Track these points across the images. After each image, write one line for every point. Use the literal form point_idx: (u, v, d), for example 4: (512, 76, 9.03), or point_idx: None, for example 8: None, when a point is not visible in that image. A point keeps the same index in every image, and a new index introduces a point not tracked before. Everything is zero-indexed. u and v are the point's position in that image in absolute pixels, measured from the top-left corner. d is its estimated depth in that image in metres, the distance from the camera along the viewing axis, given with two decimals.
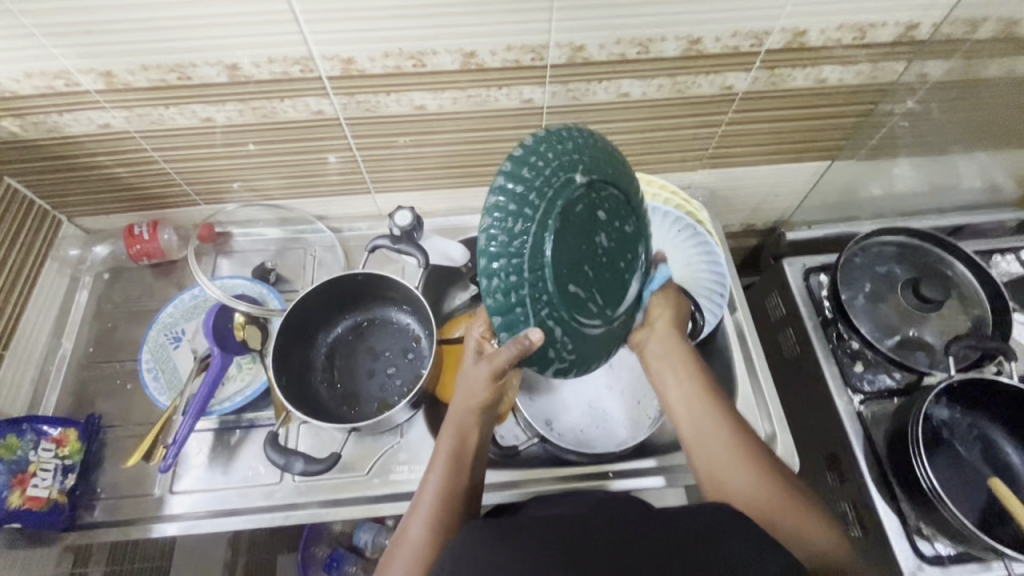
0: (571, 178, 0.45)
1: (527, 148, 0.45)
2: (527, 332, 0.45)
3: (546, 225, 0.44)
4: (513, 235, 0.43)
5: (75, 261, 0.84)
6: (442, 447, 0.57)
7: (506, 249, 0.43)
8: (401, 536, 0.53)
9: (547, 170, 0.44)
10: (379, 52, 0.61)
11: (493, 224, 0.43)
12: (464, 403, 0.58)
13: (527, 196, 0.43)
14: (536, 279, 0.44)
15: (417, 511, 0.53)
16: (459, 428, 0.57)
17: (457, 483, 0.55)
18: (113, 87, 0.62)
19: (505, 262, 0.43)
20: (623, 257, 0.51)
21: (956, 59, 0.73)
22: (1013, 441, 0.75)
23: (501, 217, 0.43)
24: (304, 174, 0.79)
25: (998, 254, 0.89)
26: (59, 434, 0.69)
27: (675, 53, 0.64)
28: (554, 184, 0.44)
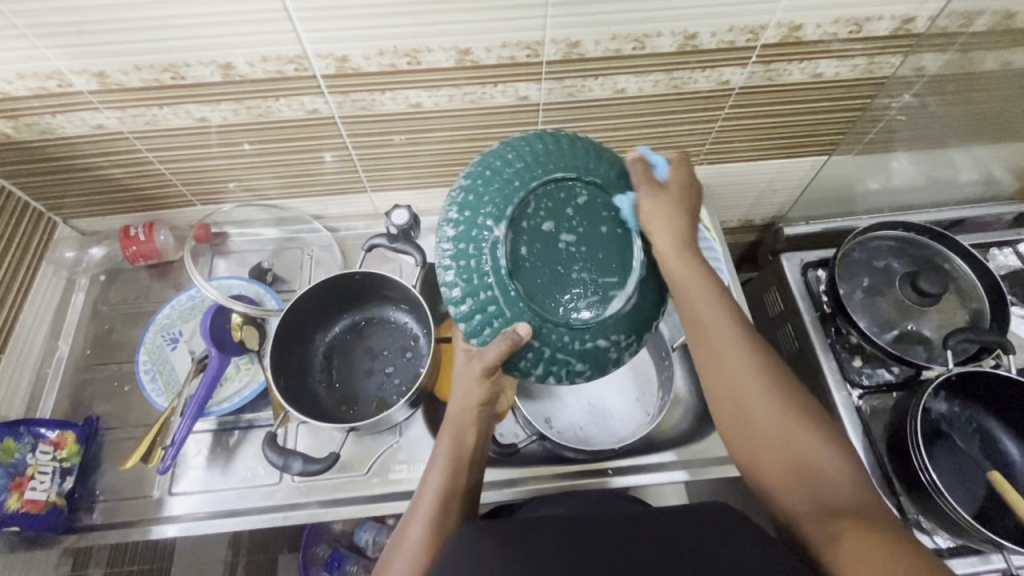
0: (497, 212, 0.46)
1: (450, 217, 0.47)
2: (524, 332, 0.45)
3: (495, 258, 0.45)
4: (476, 290, 0.45)
5: (71, 263, 0.83)
6: (441, 452, 0.58)
7: (477, 300, 0.45)
8: (399, 539, 0.53)
9: (471, 214, 0.46)
10: (374, 50, 0.60)
11: (456, 293, 0.46)
12: (460, 405, 0.58)
13: (470, 254, 0.45)
14: (521, 306, 0.45)
15: (416, 515, 0.54)
16: (458, 433, 0.58)
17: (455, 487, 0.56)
18: (106, 88, 0.62)
19: (483, 313, 0.45)
20: (592, 219, 0.47)
21: (953, 52, 0.72)
22: (1011, 433, 0.76)
23: (458, 285, 0.46)
24: (300, 174, 0.79)
25: (995, 247, 0.89)
26: (57, 436, 0.69)
27: (671, 48, 0.64)
28: (485, 223, 0.45)
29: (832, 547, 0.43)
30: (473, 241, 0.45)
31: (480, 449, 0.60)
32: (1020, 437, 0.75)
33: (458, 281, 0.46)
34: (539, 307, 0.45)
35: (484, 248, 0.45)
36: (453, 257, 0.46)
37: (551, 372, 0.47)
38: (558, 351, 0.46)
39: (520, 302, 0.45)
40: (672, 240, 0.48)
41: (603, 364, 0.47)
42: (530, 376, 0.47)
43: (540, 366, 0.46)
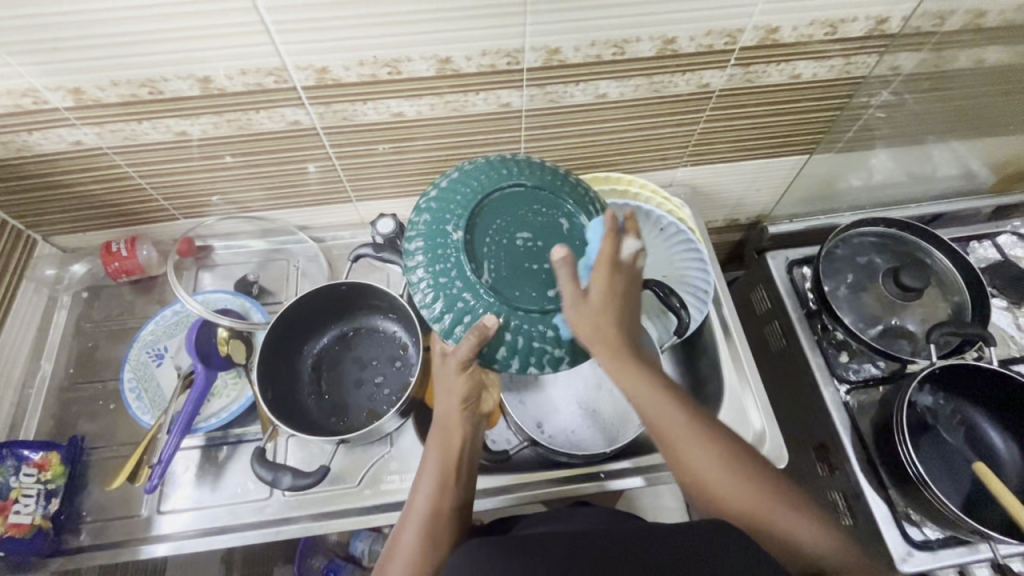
0: (449, 231, 0.52)
1: (412, 241, 0.53)
2: (485, 322, 0.49)
3: (458, 262, 0.51)
4: (447, 298, 0.51)
5: (51, 280, 0.82)
6: (429, 459, 0.57)
7: (451, 302, 0.51)
8: (393, 548, 0.53)
9: (430, 235, 0.52)
10: (354, 60, 0.60)
11: (429, 303, 0.52)
12: (445, 408, 0.57)
13: (434, 269, 0.51)
14: (490, 300, 0.50)
15: (408, 524, 0.54)
16: (445, 440, 0.57)
17: (447, 494, 0.56)
18: (82, 104, 0.61)
19: (458, 315, 0.51)
20: (535, 218, 0.52)
21: (926, 52, 0.74)
22: (995, 425, 0.77)
23: (429, 297, 0.52)
24: (284, 185, 0.78)
25: (975, 241, 0.92)
26: (41, 458, 0.67)
27: (650, 53, 0.65)
28: (449, 233, 0.51)
29: None
30: (439, 250, 0.51)
31: (472, 454, 0.59)
32: (1003, 428, 0.76)
33: (429, 298, 0.52)
34: (507, 297, 0.50)
35: (449, 255, 0.51)
36: (424, 266, 0.52)
37: (530, 359, 0.51)
38: (531, 340, 0.50)
39: (486, 298, 0.50)
40: (607, 338, 0.49)
41: (579, 348, 0.52)
42: (509, 367, 0.51)
43: (516, 359, 0.51)
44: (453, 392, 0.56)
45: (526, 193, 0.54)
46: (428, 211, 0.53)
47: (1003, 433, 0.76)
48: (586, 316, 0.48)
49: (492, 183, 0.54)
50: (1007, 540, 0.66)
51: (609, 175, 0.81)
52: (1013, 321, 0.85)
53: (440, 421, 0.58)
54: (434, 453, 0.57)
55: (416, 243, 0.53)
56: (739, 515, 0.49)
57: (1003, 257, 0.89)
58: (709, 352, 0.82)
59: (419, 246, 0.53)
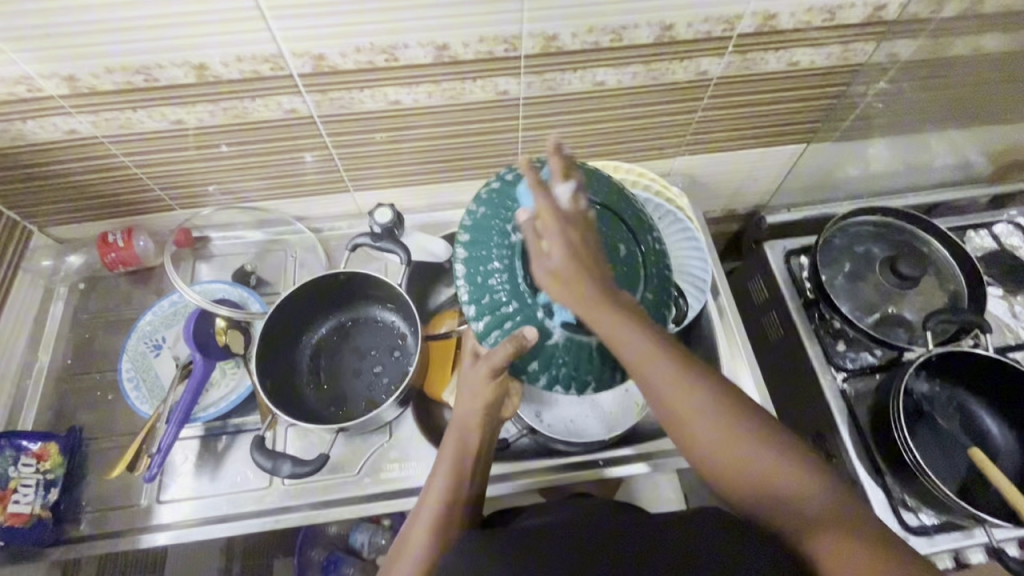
0: (505, 231, 0.51)
1: (463, 230, 0.53)
2: (523, 332, 0.49)
3: (508, 267, 0.50)
4: (490, 300, 0.51)
5: (48, 272, 0.82)
6: (443, 456, 0.58)
7: (490, 304, 0.51)
8: (403, 543, 0.54)
9: (484, 233, 0.52)
10: (350, 47, 0.60)
11: (470, 299, 0.52)
12: (465, 410, 0.58)
13: (481, 267, 0.51)
14: (534, 310, 0.50)
15: (418, 516, 0.55)
16: (460, 438, 0.58)
17: (458, 489, 0.56)
18: (77, 92, 0.61)
19: (496, 318, 0.51)
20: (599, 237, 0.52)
21: (924, 39, 0.74)
22: (990, 411, 0.78)
23: (471, 293, 0.51)
24: (281, 175, 0.78)
25: (972, 230, 0.91)
26: (39, 448, 0.68)
27: (648, 40, 0.65)
28: (503, 233, 0.51)
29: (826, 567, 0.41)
30: (489, 248, 0.51)
31: (486, 454, 0.60)
32: (998, 414, 0.77)
33: (472, 296, 0.51)
34: (549, 311, 0.50)
35: (499, 255, 0.51)
36: (471, 261, 0.51)
37: (560, 375, 0.51)
38: (566, 357, 0.50)
39: (534, 307, 0.50)
40: (576, 290, 0.44)
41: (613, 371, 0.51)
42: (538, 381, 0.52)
43: (545, 375, 0.51)
44: (477, 394, 0.57)
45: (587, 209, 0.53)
46: (483, 204, 0.53)
47: (999, 419, 0.77)
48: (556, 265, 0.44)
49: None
50: (1002, 523, 0.66)
51: (607, 163, 0.81)
52: (1010, 309, 0.85)
53: (457, 418, 0.58)
54: (449, 449, 0.58)
55: (467, 234, 0.52)
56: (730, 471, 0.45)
57: (1000, 246, 0.90)
58: (707, 341, 0.81)
59: (470, 240, 0.52)
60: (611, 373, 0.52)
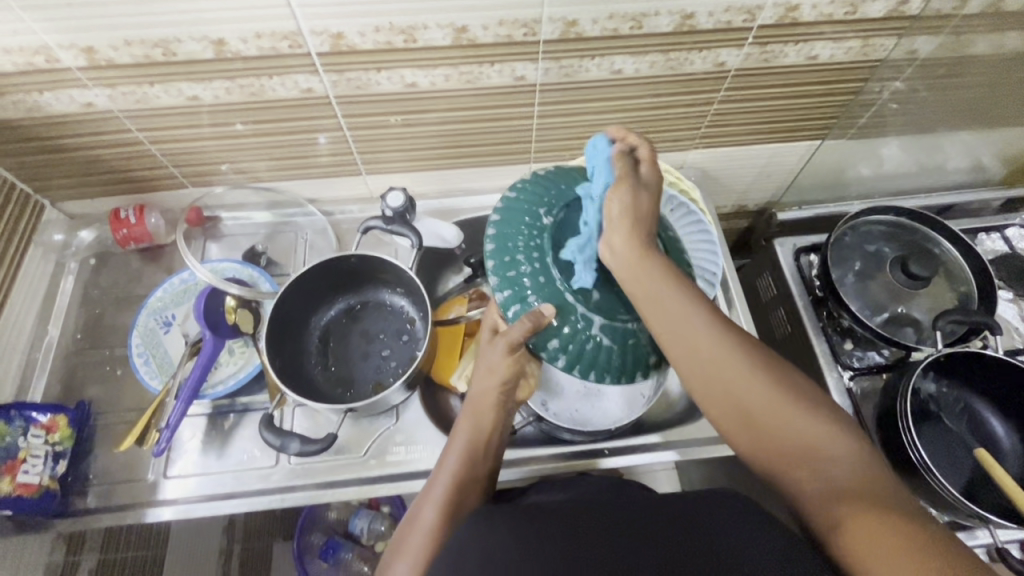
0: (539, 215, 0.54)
1: (498, 211, 0.55)
2: (541, 309, 0.51)
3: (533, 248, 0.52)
4: (516, 275, 0.52)
5: (59, 246, 0.82)
6: (458, 437, 0.58)
7: (511, 281, 0.52)
8: (413, 519, 0.54)
9: (517, 216, 0.54)
10: (370, 26, 0.60)
11: (495, 272, 0.53)
12: (481, 387, 0.59)
13: (509, 245, 0.53)
14: (557, 290, 0.51)
15: (431, 495, 0.55)
16: (476, 419, 0.59)
17: (471, 472, 0.56)
18: (94, 64, 0.61)
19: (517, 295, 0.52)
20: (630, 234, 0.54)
21: (944, 36, 0.73)
22: (996, 414, 0.77)
23: (497, 268, 0.53)
24: (294, 156, 0.78)
25: (983, 232, 0.91)
26: (48, 420, 0.68)
27: (668, 28, 0.64)
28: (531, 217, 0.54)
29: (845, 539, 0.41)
30: (514, 231, 0.53)
31: (500, 438, 0.60)
32: (1004, 417, 0.77)
33: (498, 272, 0.53)
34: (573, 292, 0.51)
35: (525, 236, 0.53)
36: (499, 241, 0.54)
37: (579, 355, 0.51)
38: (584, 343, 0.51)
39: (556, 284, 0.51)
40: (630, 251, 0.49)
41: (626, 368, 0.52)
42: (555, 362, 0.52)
43: (564, 357, 0.52)
44: (493, 370, 0.58)
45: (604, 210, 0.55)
46: (516, 193, 0.56)
47: (1006, 423, 0.77)
48: (616, 238, 0.49)
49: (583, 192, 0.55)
50: (1007, 524, 0.66)
51: None
52: (1019, 313, 0.85)
53: (475, 398, 0.60)
54: (463, 430, 0.58)
55: (499, 217, 0.55)
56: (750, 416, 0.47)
57: (1011, 249, 0.89)
58: None
59: (500, 221, 0.55)
60: (628, 371, 0.52)
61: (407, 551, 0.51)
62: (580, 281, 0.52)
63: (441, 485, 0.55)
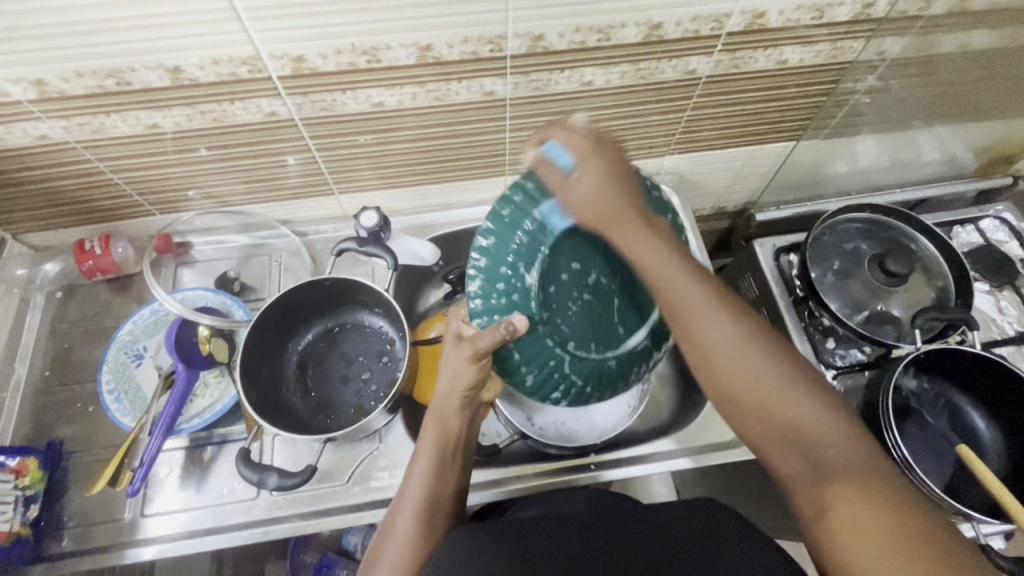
0: (530, 231, 0.55)
1: (492, 223, 0.56)
2: (511, 321, 0.52)
3: (529, 248, 0.55)
4: (499, 293, 0.54)
5: (23, 280, 0.80)
6: (426, 440, 0.57)
7: (502, 267, 0.54)
8: (387, 530, 0.53)
9: (507, 235, 0.55)
10: (331, 49, 0.58)
11: (476, 290, 0.55)
12: (445, 389, 0.57)
13: (497, 266, 0.55)
14: (536, 314, 0.54)
15: (402, 506, 0.54)
16: (443, 419, 0.57)
17: (441, 478, 0.55)
18: (45, 96, 0.58)
19: (507, 294, 0.54)
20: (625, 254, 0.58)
21: (912, 36, 0.73)
22: (977, 408, 0.78)
23: (480, 287, 0.55)
24: (263, 179, 0.76)
25: (958, 225, 0.91)
26: (18, 464, 0.65)
27: (635, 39, 0.63)
28: (538, 216, 0.55)
29: (828, 523, 0.45)
30: (512, 228, 0.55)
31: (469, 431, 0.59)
32: (985, 410, 0.78)
33: (482, 288, 0.55)
34: (555, 322, 0.56)
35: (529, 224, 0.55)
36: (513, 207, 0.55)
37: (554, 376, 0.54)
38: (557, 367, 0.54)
39: (532, 311, 0.54)
40: (611, 211, 0.52)
41: (606, 386, 0.56)
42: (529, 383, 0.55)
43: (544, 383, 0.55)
44: (460, 372, 0.55)
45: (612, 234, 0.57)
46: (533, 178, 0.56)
47: (987, 416, 0.77)
48: (586, 200, 0.52)
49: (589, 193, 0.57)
50: (989, 519, 0.66)
51: None
52: (996, 304, 0.85)
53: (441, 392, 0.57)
54: (430, 434, 0.57)
55: (485, 241, 0.55)
56: (746, 392, 0.48)
57: (986, 241, 0.89)
58: None
59: (488, 241, 0.55)
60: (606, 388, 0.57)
61: (382, 563, 0.51)
62: (560, 310, 0.56)
63: (415, 493, 0.54)
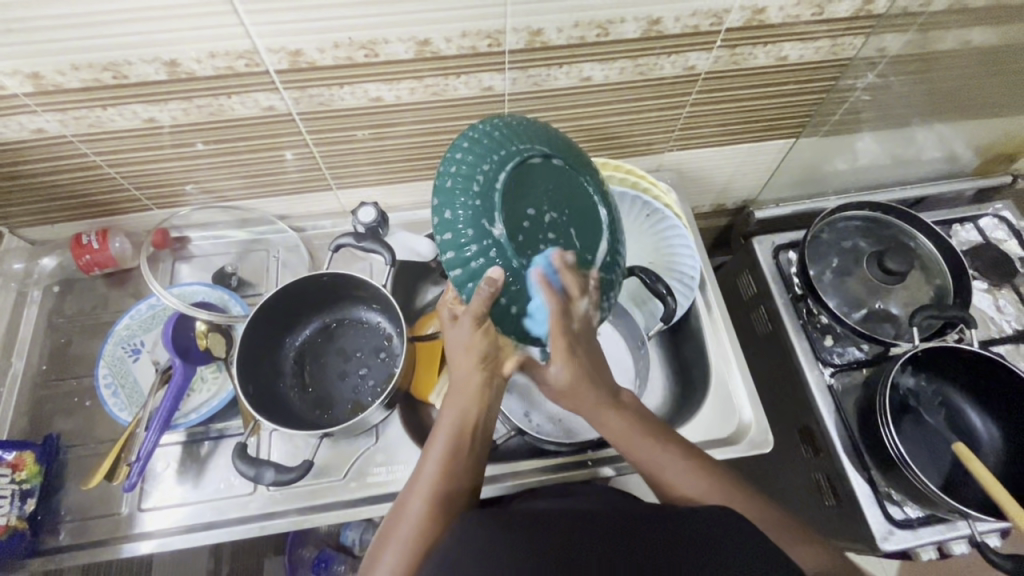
0: (472, 188, 0.50)
1: (439, 198, 0.52)
2: (490, 276, 0.49)
3: (485, 201, 0.50)
4: (473, 253, 0.50)
5: (20, 275, 0.80)
6: (442, 429, 0.55)
7: (464, 228, 0.50)
8: (401, 510, 0.52)
9: (455, 202, 0.51)
10: (329, 43, 0.58)
11: (450, 259, 0.52)
12: (464, 370, 0.55)
13: (458, 229, 0.51)
14: (512, 257, 0.50)
15: (417, 487, 0.53)
16: (462, 408, 0.55)
17: (458, 467, 0.54)
18: (42, 90, 0.58)
19: (483, 251, 0.50)
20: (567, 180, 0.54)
21: (912, 32, 0.73)
22: (975, 406, 0.78)
23: (451, 254, 0.51)
24: (261, 174, 0.76)
25: (956, 224, 0.91)
26: (14, 458, 0.65)
27: (634, 35, 0.63)
28: (480, 172, 0.51)
29: None
30: (458, 194, 0.51)
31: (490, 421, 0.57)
32: (983, 409, 0.77)
33: (453, 256, 0.51)
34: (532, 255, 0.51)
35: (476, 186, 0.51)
36: (451, 178, 0.52)
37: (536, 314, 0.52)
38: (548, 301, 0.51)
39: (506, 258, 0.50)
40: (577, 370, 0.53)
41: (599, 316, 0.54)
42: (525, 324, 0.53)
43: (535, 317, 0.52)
44: (469, 347, 0.53)
45: (551, 166, 0.53)
46: (465, 145, 0.53)
47: (984, 414, 0.77)
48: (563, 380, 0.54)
49: (513, 138, 0.53)
50: (985, 517, 0.66)
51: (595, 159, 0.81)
52: (994, 303, 0.85)
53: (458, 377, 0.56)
54: (448, 418, 0.55)
55: (439, 215, 0.52)
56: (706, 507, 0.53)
57: (985, 239, 0.89)
58: (696, 338, 0.82)
59: (443, 214, 0.52)
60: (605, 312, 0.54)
61: (392, 544, 0.49)
62: (529, 243, 0.50)
63: (429, 474, 0.53)
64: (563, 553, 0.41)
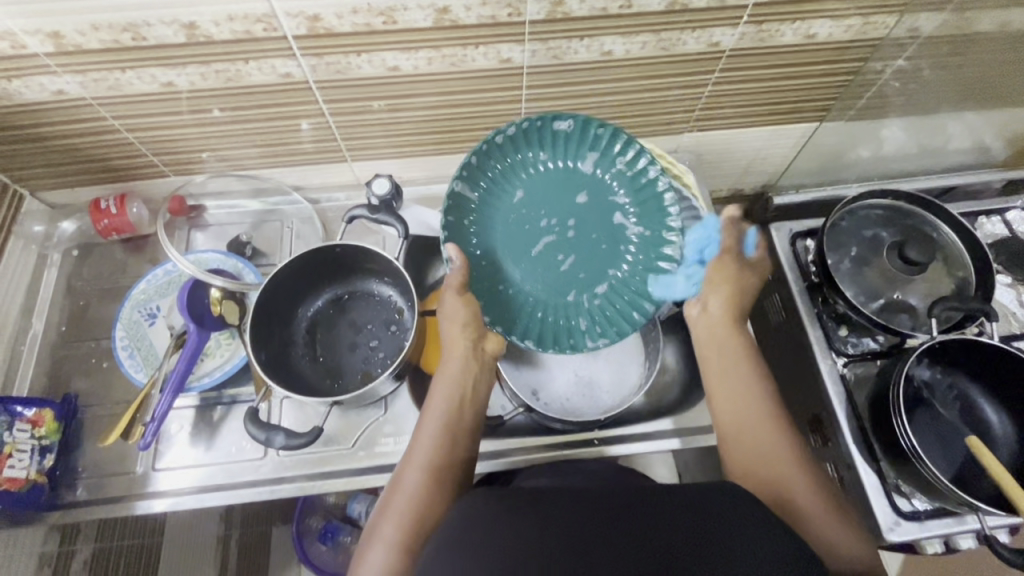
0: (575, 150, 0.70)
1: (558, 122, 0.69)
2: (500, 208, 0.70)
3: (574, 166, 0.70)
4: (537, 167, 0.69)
5: (41, 237, 0.81)
6: (436, 406, 0.58)
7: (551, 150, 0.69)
8: (397, 482, 0.54)
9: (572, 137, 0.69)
10: (347, 8, 0.57)
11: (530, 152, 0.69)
12: (451, 336, 0.62)
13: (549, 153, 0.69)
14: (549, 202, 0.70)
15: (412, 460, 0.55)
16: (453, 388, 0.59)
17: (453, 440, 0.56)
18: (63, 50, 0.58)
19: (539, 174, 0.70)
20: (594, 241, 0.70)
21: (949, 12, 0.70)
22: (990, 400, 0.76)
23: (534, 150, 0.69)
24: (276, 142, 0.76)
25: (983, 216, 0.86)
26: (35, 414, 0.67)
27: (658, 8, 0.61)
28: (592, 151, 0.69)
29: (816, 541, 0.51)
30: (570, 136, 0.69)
31: (478, 411, 0.59)
32: (999, 403, 0.76)
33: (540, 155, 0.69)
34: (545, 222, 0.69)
35: (598, 171, 0.70)
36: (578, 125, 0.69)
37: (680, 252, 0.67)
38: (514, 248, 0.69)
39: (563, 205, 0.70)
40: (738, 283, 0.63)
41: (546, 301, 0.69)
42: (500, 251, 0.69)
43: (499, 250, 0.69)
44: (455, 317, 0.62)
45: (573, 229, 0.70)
46: (602, 132, 0.68)
47: (999, 408, 0.76)
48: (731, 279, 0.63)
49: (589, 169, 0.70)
50: (996, 511, 0.65)
51: None
52: (1017, 297, 0.82)
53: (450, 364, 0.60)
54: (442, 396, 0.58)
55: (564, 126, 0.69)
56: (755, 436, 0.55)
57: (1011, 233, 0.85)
58: None
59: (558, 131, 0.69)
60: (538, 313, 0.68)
61: (388, 518, 0.52)
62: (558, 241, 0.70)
63: (425, 449, 0.55)
64: (564, 527, 0.41)
